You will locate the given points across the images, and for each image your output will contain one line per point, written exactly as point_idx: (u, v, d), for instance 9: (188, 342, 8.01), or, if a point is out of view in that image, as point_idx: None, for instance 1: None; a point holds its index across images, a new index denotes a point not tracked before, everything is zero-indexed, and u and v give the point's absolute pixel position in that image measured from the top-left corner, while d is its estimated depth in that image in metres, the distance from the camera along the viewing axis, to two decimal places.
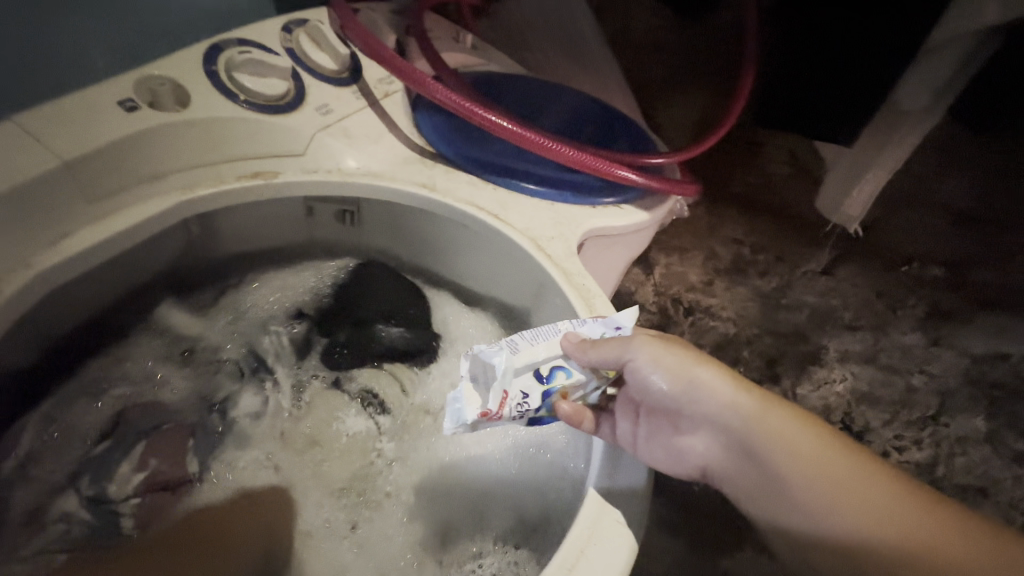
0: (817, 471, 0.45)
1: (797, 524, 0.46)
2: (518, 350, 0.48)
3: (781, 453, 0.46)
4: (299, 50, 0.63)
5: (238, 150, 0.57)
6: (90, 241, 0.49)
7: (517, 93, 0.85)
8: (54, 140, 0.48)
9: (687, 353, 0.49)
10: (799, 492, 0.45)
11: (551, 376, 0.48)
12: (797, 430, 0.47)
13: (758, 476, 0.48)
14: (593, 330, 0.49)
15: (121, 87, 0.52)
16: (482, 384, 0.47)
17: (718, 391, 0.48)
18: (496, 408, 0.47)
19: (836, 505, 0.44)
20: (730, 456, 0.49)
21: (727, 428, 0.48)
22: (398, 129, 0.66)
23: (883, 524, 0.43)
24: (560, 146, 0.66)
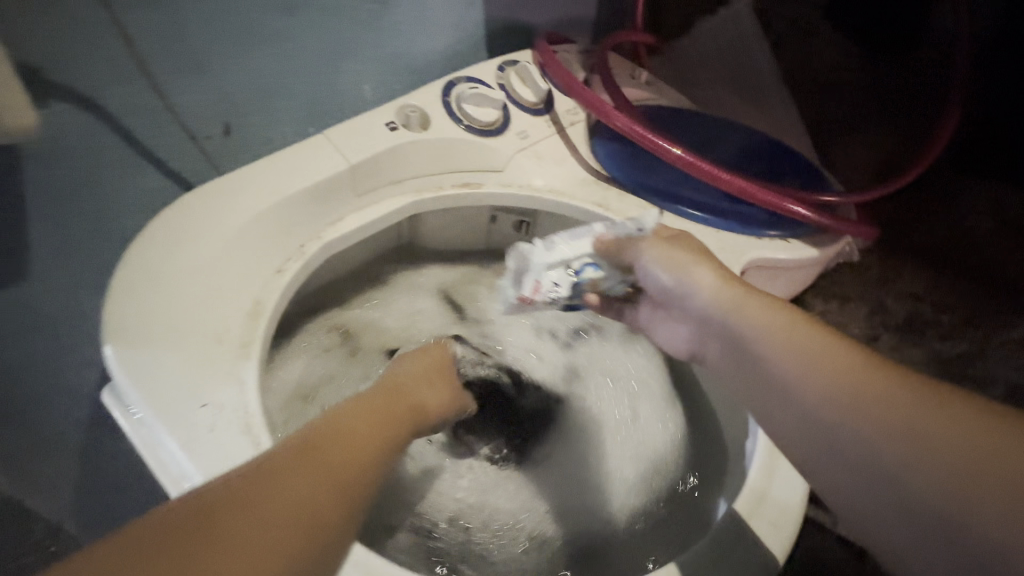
0: (804, 356, 0.43)
1: (785, 406, 0.43)
2: (552, 248, 0.52)
3: (765, 335, 0.45)
4: (509, 85, 0.75)
5: (457, 163, 0.69)
6: (355, 225, 0.61)
7: (687, 124, 0.90)
8: (344, 147, 0.61)
9: (685, 254, 0.52)
10: (781, 373, 0.43)
11: (581, 272, 0.53)
12: (787, 320, 0.46)
13: (741, 364, 0.48)
14: (623, 232, 0.53)
15: (387, 110, 0.66)
16: (521, 275, 0.54)
17: (703, 282, 0.51)
18: (530, 294, 0.54)
19: (806, 379, 0.42)
20: (720, 346, 0.50)
21: (711, 320, 0.50)
22: (579, 153, 0.76)
23: (858, 393, 0.39)
24: (731, 177, 0.70)
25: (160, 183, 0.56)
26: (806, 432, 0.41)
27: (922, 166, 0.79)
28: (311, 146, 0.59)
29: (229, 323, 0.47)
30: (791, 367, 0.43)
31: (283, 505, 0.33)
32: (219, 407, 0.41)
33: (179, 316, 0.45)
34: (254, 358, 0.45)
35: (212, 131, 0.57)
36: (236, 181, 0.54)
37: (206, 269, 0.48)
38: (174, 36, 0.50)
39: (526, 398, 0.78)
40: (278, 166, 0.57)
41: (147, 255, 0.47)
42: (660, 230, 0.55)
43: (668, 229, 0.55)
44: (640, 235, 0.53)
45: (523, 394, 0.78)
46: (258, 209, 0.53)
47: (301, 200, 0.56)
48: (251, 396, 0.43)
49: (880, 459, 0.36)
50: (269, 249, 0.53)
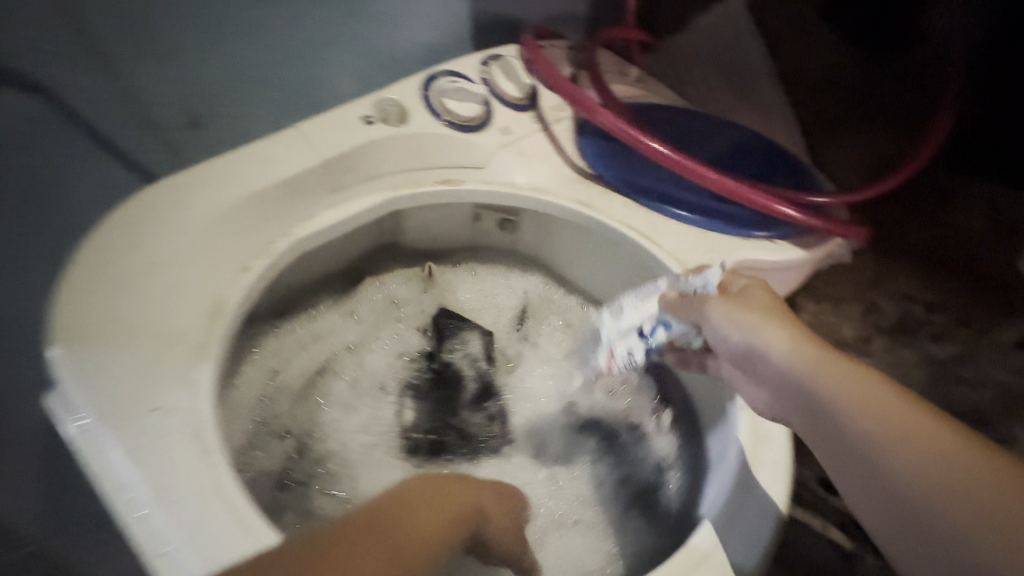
0: (894, 436, 0.38)
1: (868, 487, 0.39)
2: (620, 313, 0.61)
3: (847, 407, 0.41)
4: (492, 80, 0.73)
5: (437, 159, 0.67)
6: (329, 222, 0.59)
7: (677, 122, 0.88)
8: (316, 141, 0.59)
9: (758, 314, 0.49)
10: (867, 454, 0.39)
11: (653, 331, 0.58)
12: (878, 391, 0.41)
13: (819, 435, 0.43)
14: (684, 288, 0.57)
15: (364, 104, 0.64)
16: (602, 341, 0.65)
17: (777, 344, 0.47)
18: (608, 360, 0.64)
19: (899, 464, 0.37)
20: (795, 413, 0.46)
21: (787, 385, 0.46)
22: (563, 151, 0.74)
23: (960, 487, 0.35)
24: (719, 176, 0.68)
25: (122, 175, 0.55)
26: (895, 523, 0.37)
27: (914, 167, 0.77)
28: (281, 140, 0.57)
29: (186, 322, 0.45)
30: (878, 445, 0.39)
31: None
32: (168, 411, 0.39)
33: (130, 315, 0.43)
34: (210, 361, 0.43)
35: (177, 123, 0.55)
36: (199, 176, 0.52)
37: (165, 267, 0.46)
38: (134, 23, 0.48)
39: (479, 415, 0.77)
40: (245, 161, 0.54)
41: (102, 251, 0.45)
42: (728, 285, 0.54)
43: (739, 277, 0.54)
44: (705, 290, 0.55)
45: (473, 410, 0.77)
46: (222, 205, 0.51)
47: (270, 196, 0.54)
48: (204, 401, 0.41)
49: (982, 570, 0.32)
50: (235, 246, 0.51)
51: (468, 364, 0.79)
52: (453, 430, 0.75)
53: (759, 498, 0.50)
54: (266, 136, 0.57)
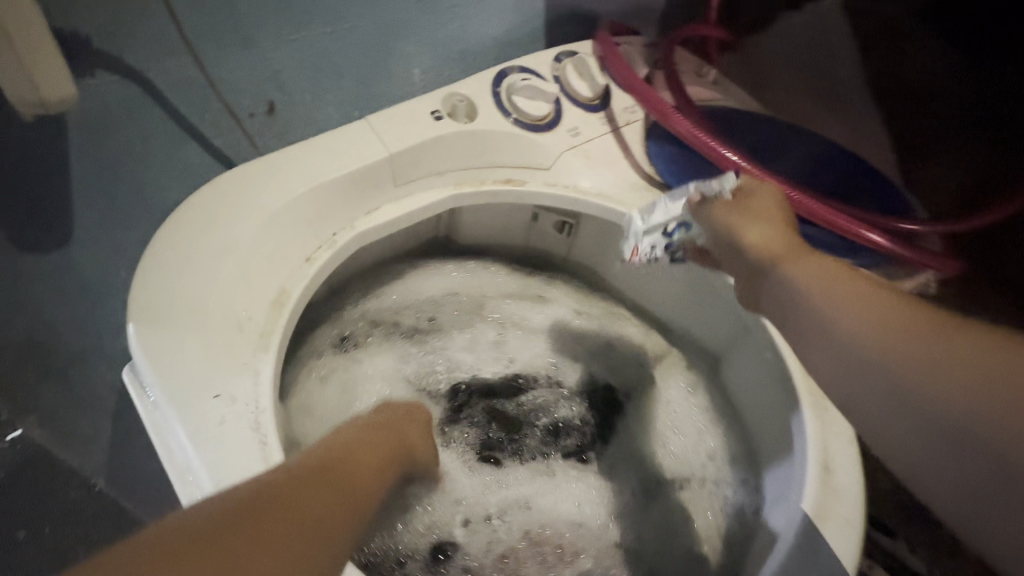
0: (837, 292, 0.40)
1: (816, 339, 0.40)
2: (649, 214, 0.56)
3: (801, 276, 0.43)
4: (563, 78, 0.70)
5: (501, 157, 0.65)
6: (392, 215, 0.59)
7: (756, 130, 0.82)
8: (384, 134, 0.58)
9: (743, 214, 0.51)
10: (814, 309, 0.41)
11: (675, 232, 0.56)
12: (834, 267, 0.43)
13: (780, 311, 0.45)
14: (710, 191, 0.53)
15: (433, 98, 0.63)
16: (626, 238, 0.59)
17: (749, 239, 0.49)
18: (630, 256, 0.58)
19: (845, 317, 0.38)
20: (765, 297, 0.47)
21: (760, 273, 0.47)
22: (632, 156, 0.71)
23: (892, 325, 0.36)
24: (800, 195, 0.65)
25: (202, 159, 0.56)
26: (846, 373, 0.38)
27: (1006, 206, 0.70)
28: (348, 132, 0.57)
29: (251, 310, 0.46)
30: (827, 306, 0.40)
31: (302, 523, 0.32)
32: (231, 399, 0.40)
33: (201, 298, 0.44)
34: (272, 351, 0.44)
35: (254, 110, 0.56)
36: (268, 165, 0.52)
37: (233, 254, 0.47)
38: (221, 12, 0.49)
39: (472, 430, 0.76)
40: (310, 153, 0.54)
41: (178, 233, 0.46)
42: (741, 189, 0.53)
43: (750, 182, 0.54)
44: (723, 196, 0.52)
45: (486, 426, 0.77)
46: (290, 195, 0.51)
47: (336, 188, 0.55)
48: (264, 395, 0.42)
49: (914, 390, 0.33)
50: (300, 236, 0.52)
51: (543, 421, 0.79)
52: (456, 408, 0.77)
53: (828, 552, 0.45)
54: (336, 129, 0.57)
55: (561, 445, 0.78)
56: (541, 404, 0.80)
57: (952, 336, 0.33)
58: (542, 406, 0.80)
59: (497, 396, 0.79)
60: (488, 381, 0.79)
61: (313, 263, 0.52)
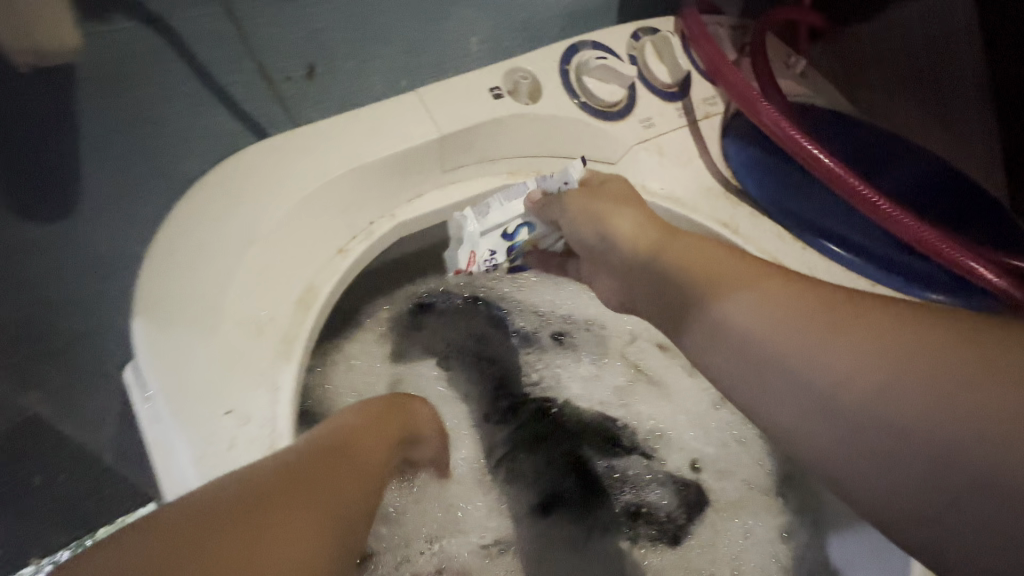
0: (738, 282, 0.42)
1: (734, 345, 0.40)
2: (486, 213, 0.47)
3: (701, 271, 0.43)
4: (640, 60, 0.61)
5: (561, 147, 0.58)
6: (438, 203, 0.52)
7: (852, 133, 0.72)
8: (436, 111, 0.51)
9: (603, 199, 0.48)
10: (719, 303, 0.41)
11: (516, 233, 0.49)
12: (735, 258, 0.43)
13: (676, 313, 0.45)
14: (552, 187, 0.48)
15: (493, 72, 0.55)
16: (458, 245, 0.49)
17: (621, 227, 0.47)
18: (465, 265, 0.50)
19: (755, 313, 0.40)
20: (648, 299, 0.47)
21: (636, 272, 0.48)
22: (708, 154, 0.62)
23: (807, 315, 0.38)
24: (903, 216, 0.57)
25: (229, 127, 0.49)
26: (757, 372, 0.39)
27: None
28: (396, 106, 0.50)
29: (274, 311, 0.40)
30: (734, 302, 0.41)
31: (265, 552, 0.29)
32: (245, 419, 0.35)
33: (220, 292, 0.38)
34: (293, 361, 0.38)
35: (292, 74, 0.49)
36: (304, 139, 0.46)
37: (258, 242, 0.41)
38: None
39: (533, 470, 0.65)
40: (351, 128, 0.47)
41: (198, 213, 0.41)
42: (588, 179, 0.51)
43: (594, 173, 0.51)
44: (568, 190, 0.48)
45: (552, 467, 0.65)
46: (325, 176, 0.45)
47: (379, 170, 0.48)
48: (283, 414, 0.36)
49: (836, 387, 0.35)
50: (332, 223, 0.45)
51: (625, 492, 0.65)
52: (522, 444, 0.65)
53: None
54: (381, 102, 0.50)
55: (634, 532, 0.64)
56: (624, 470, 0.66)
57: (851, 315, 0.37)
58: (626, 474, 0.66)
59: (576, 443, 0.66)
60: (580, 414, 0.67)
61: (347, 255, 0.46)
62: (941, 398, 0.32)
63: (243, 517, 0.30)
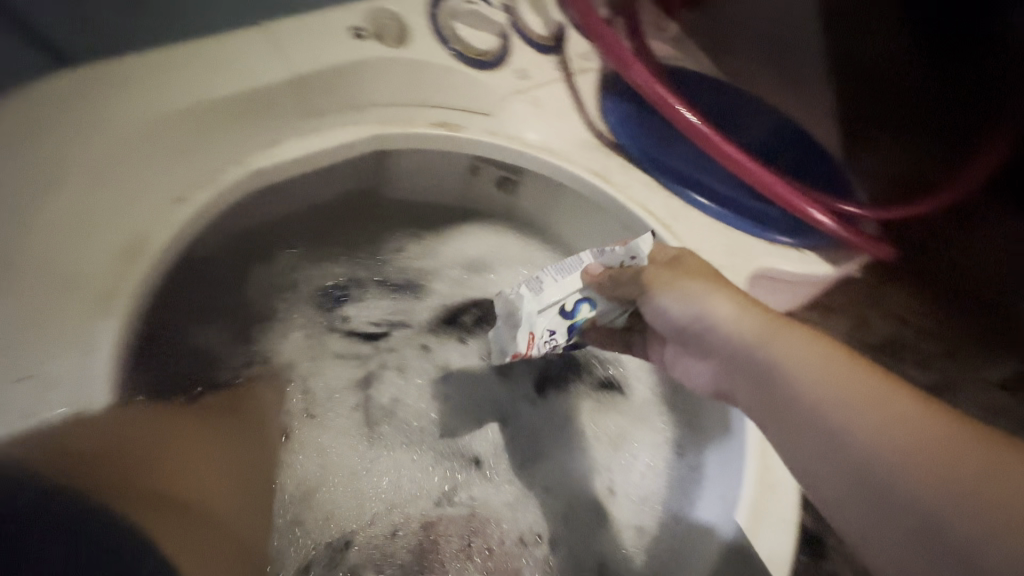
0: (823, 369, 0.30)
1: (808, 440, 0.30)
2: (541, 289, 0.40)
3: (781, 347, 0.32)
4: (515, 10, 0.60)
5: (434, 96, 0.56)
6: (294, 152, 0.49)
7: (715, 94, 0.77)
8: (286, 49, 0.47)
9: (681, 271, 0.38)
10: (799, 392, 0.31)
11: (575, 312, 0.41)
12: (823, 341, 0.32)
13: (757, 395, 0.34)
14: (615, 261, 0.41)
15: (355, 12, 0.51)
16: (510, 330, 0.40)
17: (722, 313, 0.35)
18: (525, 350, 0.41)
19: (843, 414, 0.28)
20: (740, 389, 0.35)
21: (729, 356, 0.35)
22: (584, 108, 0.63)
23: (906, 427, 0.26)
24: (754, 166, 0.61)
25: None
26: (848, 490, 0.28)
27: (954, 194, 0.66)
28: (237, 40, 0.45)
29: (90, 261, 0.40)
30: (814, 392, 0.30)
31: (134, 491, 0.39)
32: (44, 384, 0.37)
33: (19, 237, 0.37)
34: (111, 317, 0.40)
35: None
36: (116, 76, 0.41)
37: (66, 185, 0.39)
38: None
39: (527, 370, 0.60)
40: (177, 63, 0.43)
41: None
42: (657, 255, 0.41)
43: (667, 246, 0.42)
44: (637, 265, 0.40)
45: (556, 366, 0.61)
46: (142, 119, 0.41)
47: (217, 116, 0.44)
48: (99, 386, 0.38)
49: (937, 518, 0.24)
50: (158, 171, 0.43)
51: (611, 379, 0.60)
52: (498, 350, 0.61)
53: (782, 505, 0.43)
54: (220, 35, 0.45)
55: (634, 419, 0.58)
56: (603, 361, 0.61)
57: (974, 439, 0.25)
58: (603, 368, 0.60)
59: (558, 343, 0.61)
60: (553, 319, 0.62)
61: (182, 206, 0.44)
62: None
63: (169, 433, 0.42)
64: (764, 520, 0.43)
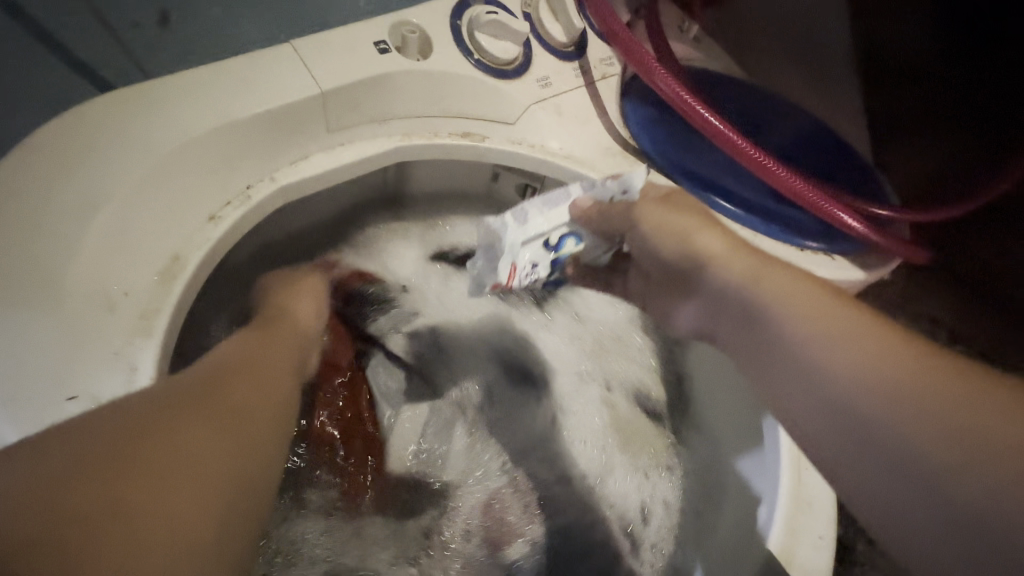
0: (813, 317, 0.38)
1: (796, 369, 0.38)
2: (527, 220, 0.44)
3: (774, 293, 0.40)
4: (535, 18, 0.60)
5: (456, 106, 0.56)
6: (324, 164, 0.49)
7: (739, 97, 0.75)
8: (313, 66, 0.47)
9: (676, 211, 0.48)
10: (788, 334, 0.39)
11: (560, 243, 0.48)
12: (813, 289, 0.40)
13: (749, 338, 0.43)
14: (603, 196, 0.47)
15: (378, 26, 0.52)
16: (493, 254, 0.45)
17: (716, 263, 0.45)
18: (506, 279, 0.47)
19: (828, 359, 0.36)
20: (732, 329, 0.44)
21: (727, 296, 0.44)
22: (606, 114, 0.62)
23: (886, 364, 0.33)
24: (781, 170, 0.60)
25: (70, 79, 0.44)
26: (824, 417, 0.35)
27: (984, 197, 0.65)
28: (265, 60, 0.46)
29: (128, 284, 0.38)
30: (807, 339, 0.37)
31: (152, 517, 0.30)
32: (93, 403, 0.34)
33: (58, 268, 0.35)
34: (155, 340, 0.37)
35: None
36: (148, 100, 0.41)
37: (101, 210, 0.37)
38: None
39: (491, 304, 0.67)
40: (207, 83, 0.43)
41: (28, 180, 0.37)
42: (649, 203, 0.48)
43: (655, 188, 0.51)
44: (625, 198, 0.48)
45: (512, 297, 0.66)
46: (174, 138, 0.41)
47: (251, 128, 0.44)
48: (145, 364, 0.37)
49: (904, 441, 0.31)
50: (189, 189, 0.42)
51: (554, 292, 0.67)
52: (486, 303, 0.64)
53: (811, 529, 0.43)
54: (248, 57, 0.46)
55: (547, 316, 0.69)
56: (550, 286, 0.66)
57: (936, 385, 0.31)
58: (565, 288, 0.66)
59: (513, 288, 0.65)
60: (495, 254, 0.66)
61: (217, 224, 0.43)
62: (1008, 481, 0.27)
63: (140, 435, 0.32)
64: (799, 536, 0.42)
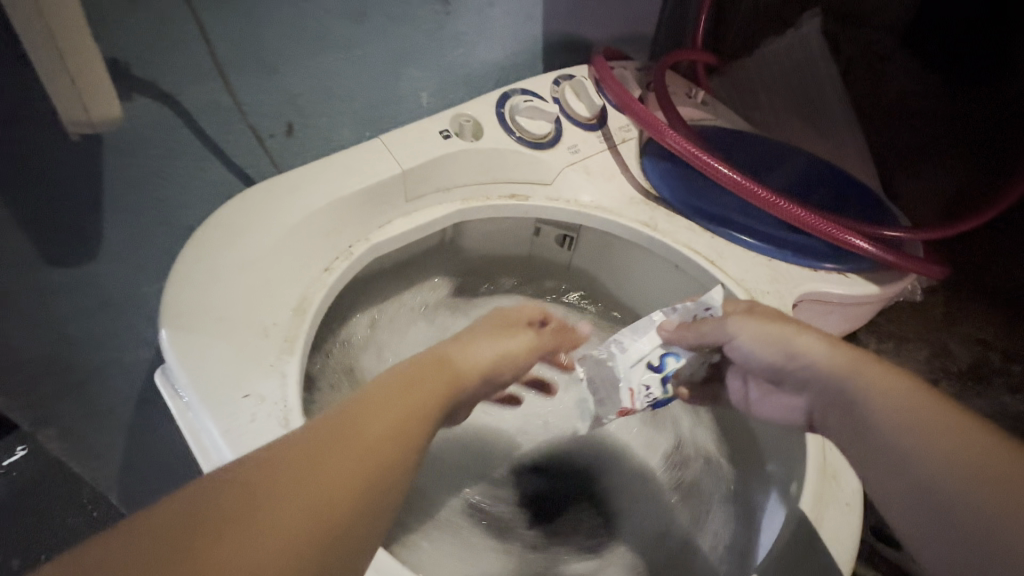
0: (903, 408, 0.37)
1: (900, 468, 0.36)
2: (626, 346, 0.53)
3: (864, 384, 0.40)
4: (563, 101, 0.74)
5: (504, 173, 0.69)
6: (403, 226, 0.62)
7: (747, 146, 0.86)
8: (397, 152, 0.62)
9: (761, 317, 0.48)
10: (888, 438, 0.37)
11: (663, 364, 0.52)
12: (902, 380, 0.39)
13: (855, 433, 0.40)
14: (690, 315, 0.52)
15: (442, 119, 0.66)
16: (614, 385, 0.53)
17: (817, 353, 0.44)
18: (629, 403, 0.52)
19: (917, 448, 0.35)
20: (837, 422, 0.42)
21: (827, 388, 0.43)
22: (628, 170, 0.74)
23: (958, 457, 0.34)
24: (788, 204, 0.69)
25: (225, 177, 0.58)
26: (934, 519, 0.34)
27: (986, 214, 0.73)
28: (363, 151, 0.61)
29: (276, 317, 0.49)
30: (905, 436, 0.36)
31: (294, 520, 0.30)
32: (259, 399, 0.43)
33: (225, 306, 0.47)
34: (295, 354, 0.47)
35: (275, 131, 0.59)
36: (284, 185, 0.56)
37: (254, 264, 0.50)
38: (248, 44, 0.52)
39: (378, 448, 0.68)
40: (322, 170, 0.58)
41: (204, 246, 0.50)
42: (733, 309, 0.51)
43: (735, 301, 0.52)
44: (711, 315, 0.51)
45: None
46: (301, 211, 0.54)
47: (353, 201, 0.58)
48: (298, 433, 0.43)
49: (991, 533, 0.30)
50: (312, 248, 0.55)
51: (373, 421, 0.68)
52: None
53: (838, 508, 0.47)
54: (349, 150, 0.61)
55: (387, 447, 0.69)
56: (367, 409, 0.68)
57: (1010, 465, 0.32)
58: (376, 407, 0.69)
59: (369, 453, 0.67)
60: None
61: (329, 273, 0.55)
62: None
63: (245, 505, 0.30)
64: (827, 504, 0.47)
